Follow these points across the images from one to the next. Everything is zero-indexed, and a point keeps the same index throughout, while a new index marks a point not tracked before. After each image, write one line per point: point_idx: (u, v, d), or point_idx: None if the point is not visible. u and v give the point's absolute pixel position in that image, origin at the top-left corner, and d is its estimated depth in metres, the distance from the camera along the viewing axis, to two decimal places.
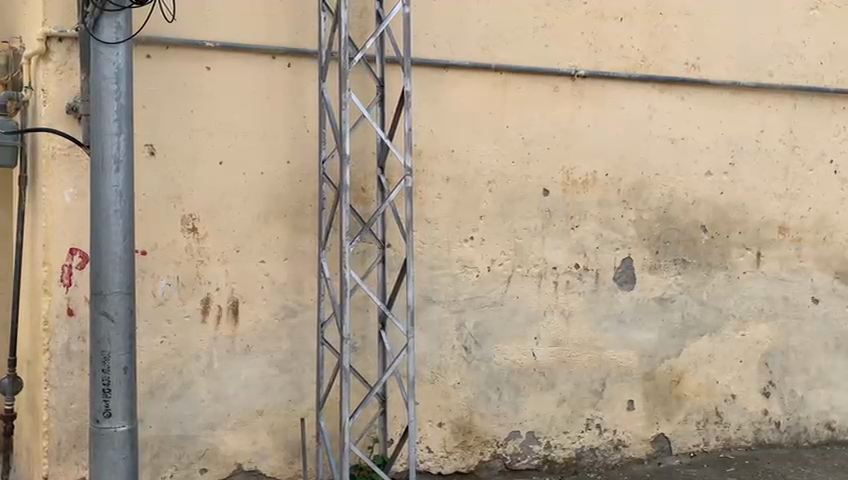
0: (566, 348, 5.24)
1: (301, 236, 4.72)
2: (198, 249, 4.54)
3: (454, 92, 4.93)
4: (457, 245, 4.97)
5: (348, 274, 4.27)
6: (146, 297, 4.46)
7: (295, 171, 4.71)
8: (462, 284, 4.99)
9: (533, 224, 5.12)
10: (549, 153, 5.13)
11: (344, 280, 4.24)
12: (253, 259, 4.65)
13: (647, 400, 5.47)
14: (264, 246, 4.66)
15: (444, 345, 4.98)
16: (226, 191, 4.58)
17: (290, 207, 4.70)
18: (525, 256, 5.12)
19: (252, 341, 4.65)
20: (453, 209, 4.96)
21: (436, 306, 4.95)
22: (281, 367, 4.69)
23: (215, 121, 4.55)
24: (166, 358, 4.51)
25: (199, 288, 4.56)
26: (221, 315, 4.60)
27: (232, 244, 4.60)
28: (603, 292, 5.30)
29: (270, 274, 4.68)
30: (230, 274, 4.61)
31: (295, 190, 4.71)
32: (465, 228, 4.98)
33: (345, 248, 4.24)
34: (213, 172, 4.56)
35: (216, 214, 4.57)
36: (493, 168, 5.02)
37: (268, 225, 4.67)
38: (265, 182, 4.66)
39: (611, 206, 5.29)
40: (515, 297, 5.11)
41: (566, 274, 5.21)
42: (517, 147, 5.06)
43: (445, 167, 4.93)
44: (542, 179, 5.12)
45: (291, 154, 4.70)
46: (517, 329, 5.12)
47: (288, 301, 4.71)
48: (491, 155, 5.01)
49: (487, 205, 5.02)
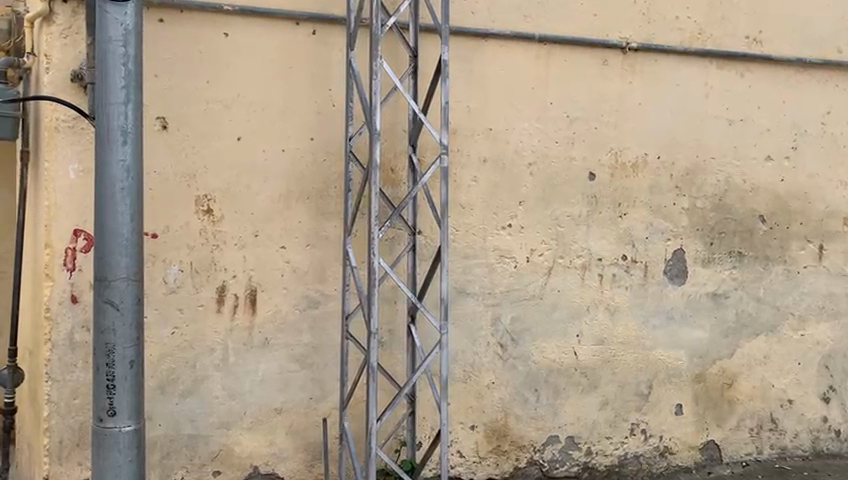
0: (610, 346, 4.82)
1: (325, 221, 4.33)
2: (213, 233, 4.17)
3: (494, 65, 4.50)
4: (493, 233, 4.55)
5: (376, 262, 3.87)
6: (156, 284, 4.09)
7: (319, 149, 4.31)
8: (498, 276, 4.57)
9: (577, 211, 4.69)
10: (595, 133, 4.69)
11: (372, 269, 3.84)
12: (272, 245, 4.26)
13: (697, 404, 5.03)
14: (284, 231, 4.27)
15: (478, 342, 4.57)
16: (244, 170, 4.20)
17: (314, 189, 4.31)
18: (568, 246, 4.69)
19: (270, 334, 4.27)
20: (491, 194, 4.54)
21: (470, 299, 4.54)
22: (301, 363, 4.31)
23: (233, 93, 4.17)
24: (178, 351, 4.15)
25: (213, 276, 4.18)
26: (238, 305, 4.22)
27: (250, 228, 4.22)
28: (651, 287, 4.88)
29: (291, 261, 4.29)
30: (248, 260, 4.23)
31: (320, 170, 4.32)
32: (503, 215, 4.56)
33: (374, 233, 3.85)
34: (230, 149, 4.17)
35: (233, 195, 4.19)
36: (535, 149, 4.59)
37: (290, 207, 4.28)
38: (286, 160, 4.26)
39: (662, 193, 4.85)
40: (556, 291, 4.69)
41: (611, 266, 4.78)
42: (560, 127, 4.63)
43: (483, 147, 4.51)
44: (588, 161, 4.69)
45: (315, 130, 4.30)
46: (557, 325, 4.70)
47: (310, 292, 4.32)
48: (533, 134, 4.59)
49: (527, 189, 4.59)
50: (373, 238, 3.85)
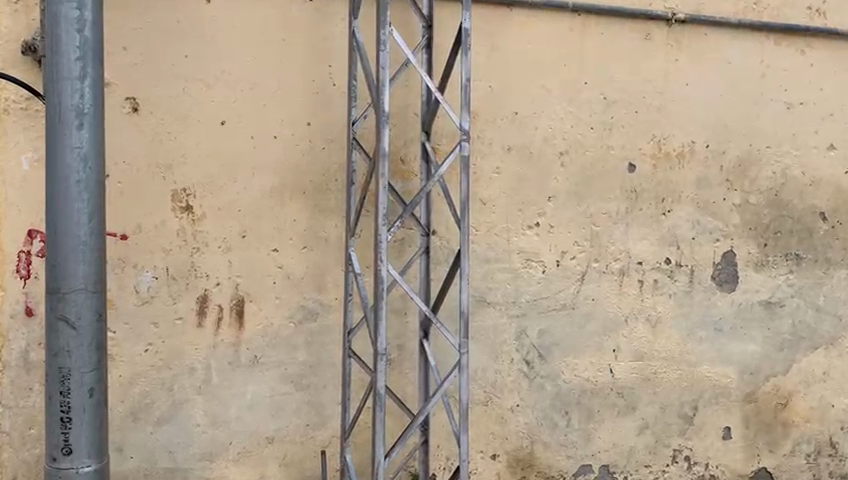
0: (650, 363, 4.22)
1: (324, 219, 3.71)
2: (193, 234, 3.57)
3: (520, 39, 3.89)
4: (518, 233, 3.94)
5: (384, 270, 3.26)
6: (126, 294, 3.50)
7: (318, 135, 3.69)
8: (523, 283, 3.96)
9: (614, 207, 4.08)
10: (636, 118, 4.08)
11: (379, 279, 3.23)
12: (262, 247, 3.65)
13: (748, 427, 4.41)
14: (276, 231, 3.66)
15: (500, 358, 3.96)
16: (229, 160, 3.59)
17: (311, 182, 3.69)
18: (604, 248, 4.07)
19: (260, 351, 3.67)
20: (516, 188, 3.93)
21: (491, 310, 3.93)
22: (296, 384, 3.71)
23: (215, 69, 3.56)
24: (152, 371, 3.55)
25: (193, 284, 3.58)
26: (222, 317, 3.63)
27: (236, 227, 3.61)
28: (698, 294, 4.27)
29: (284, 266, 3.68)
30: (233, 265, 3.62)
31: (318, 160, 3.70)
32: (530, 212, 3.95)
33: (381, 236, 3.23)
34: (213, 135, 3.57)
35: (216, 189, 3.58)
36: (567, 135, 3.98)
37: (283, 203, 3.67)
38: (279, 149, 3.65)
39: (711, 187, 4.23)
40: (589, 300, 4.07)
41: (653, 271, 4.17)
42: (597, 110, 4.01)
43: (507, 133, 3.89)
44: (627, 150, 4.07)
45: (312, 113, 3.69)
46: (591, 339, 4.10)
47: (306, 302, 3.71)
48: (565, 119, 3.97)
49: (557, 182, 3.98)
50: (381, 241, 3.23)
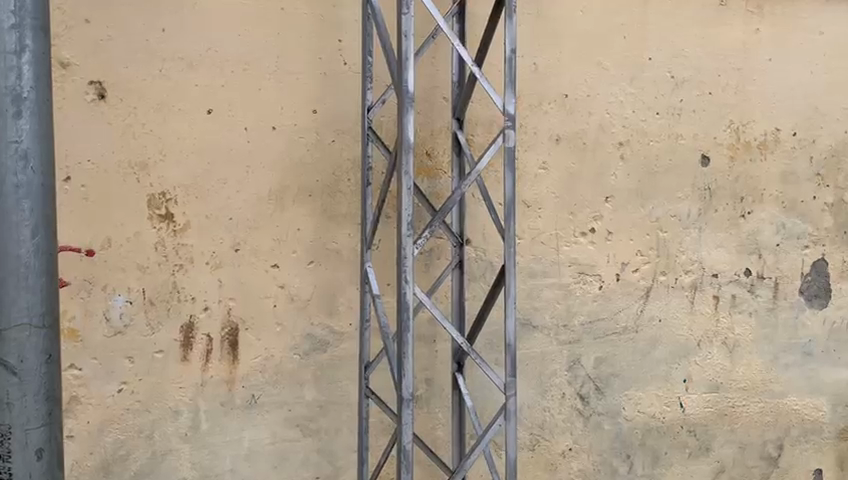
0: (727, 395, 3.51)
1: (334, 228, 3.04)
2: (175, 248, 2.92)
3: (571, 7, 3.22)
4: (570, 241, 3.26)
5: (410, 293, 2.57)
6: (94, 323, 2.86)
7: (326, 126, 3.02)
8: (577, 303, 3.28)
9: (683, 209, 3.39)
10: (710, 101, 3.38)
11: (405, 304, 2.54)
12: (260, 263, 2.98)
13: (842, 469, 3.68)
14: (276, 244, 2.99)
15: (549, 394, 3.29)
16: (218, 156, 2.94)
17: (318, 182, 3.02)
18: (672, 258, 3.39)
19: (259, 389, 3.01)
20: (568, 187, 3.24)
21: (538, 335, 3.26)
22: (303, 428, 3.05)
23: (200, 45, 2.91)
24: (127, 416, 2.90)
25: (176, 309, 2.93)
26: (212, 349, 2.97)
27: (227, 239, 2.95)
28: (783, 312, 3.55)
29: (287, 286, 3.01)
30: (225, 285, 2.96)
31: (327, 156, 3.03)
32: (583, 216, 3.27)
33: (406, 250, 2.55)
34: (198, 126, 2.91)
35: (202, 192, 2.93)
36: (627, 122, 3.29)
37: (285, 209, 3.00)
38: (279, 142, 2.98)
39: (799, 183, 3.51)
40: (655, 321, 3.39)
41: (731, 285, 3.48)
42: (663, 92, 3.32)
43: (556, 121, 3.21)
44: (699, 139, 3.38)
45: (320, 98, 3.02)
46: (657, 367, 3.42)
47: (314, 328, 3.04)
48: (625, 102, 3.28)
49: (616, 179, 3.29)
50: (405, 257, 2.54)
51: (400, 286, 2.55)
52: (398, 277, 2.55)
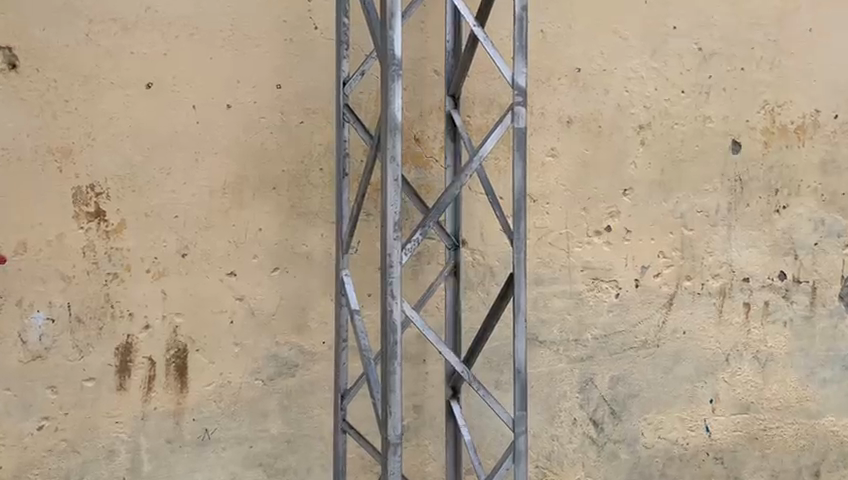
0: (759, 416, 3.04)
1: (302, 228, 2.51)
2: (107, 253, 2.38)
3: None
4: (583, 242, 2.78)
5: (398, 313, 2.03)
6: (8, 346, 2.33)
7: (292, 103, 2.48)
8: (589, 314, 2.81)
9: (711, 202, 2.92)
10: (742, 77, 2.90)
11: (390, 326, 2.01)
12: (213, 270, 2.46)
13: None
14: (232, 247, 2.47)
15: (558, 419, 2.82)
16: (160, 140, 2.40)
17: (284, 172, 2.49)
18: (699, 261, 2.93)
19: (213, 422, 2.49)
20: (579, 177, 2.76)
21: (544, 352, 2.78)
22: (267, 468, 2.53)
23: (136, 4, 2.36)
24: (51, 458, 2.37)
25: (110, 327, 2.40)
26: (155, 376, 2.45)
27: (172, 242, 2.42)
28: (822, 321, 3.07)
29: (246, 298, 2.49)
30: (170, 298, 2.44)
31: (294, 140, 2.49)
32: (598, 213, 2.79)
33: (393, 258, 2.01)
34: (135, 104, 2.38)
35: (141, 185, 2.39)
36: (649, 102, 2.81)
37: (244, 204, 2.47)
38: (235, 123, 2.45)
39: (841, 172, 3.03)
40: (678, 334, 2.93)
41: (764, 291, 3.01)
42: (688, 67, 2.84)
43: (566, 100, 2.73)
44: (730, 123, 2.91)
45: (285, 70, 2.48)
46: (680, 387, 2.95)
47: (281, 349, 2.52)
48: (647, 78, 2.80)
49: (636, 168, 2.82)
50: (392, 266, 2.00)
51: (385, 303, 2.01)
52: (382, 292, 2.02)
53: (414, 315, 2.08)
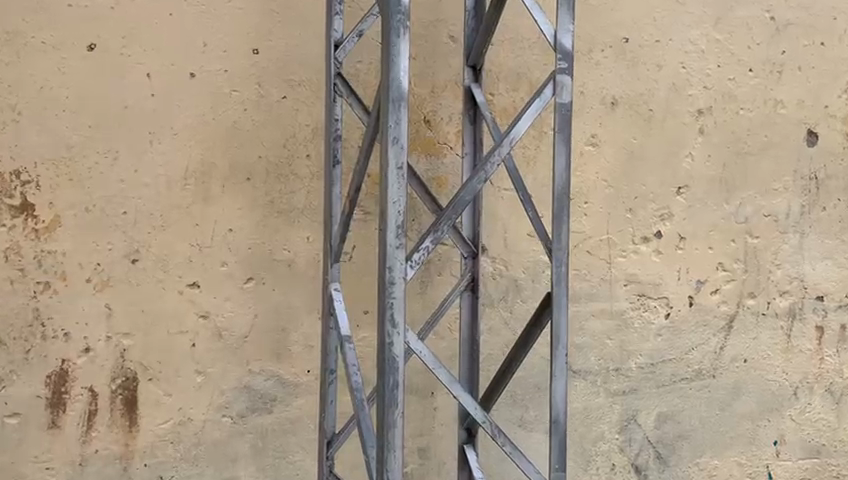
0: (831, 462, 2.53)
1: (283, 228, 2.02)
2: (37, 257, 1.90)
3: None
4: (627, 250, 2.29)
5: (401, 349, 1.48)
6: None
7: (272, 73, 1.99)
8: (634, 339, 2.32)
9: (782, 204, 2.41)
10: (822, 54, 2.39)
11: (390, 365, 1.46)
12: (170, 281, 1.97)
13: None
14: (195, 252, 1.98)
15: (593, 466, 2.33)
16: (105, 117, 1.91)
17: (261, 159, 2.00)
18: (764, 275, 2.43)
19: (169, 469, 2.00)
20: (625, 172, 2.26)
21: (578, 384, 2.30)
22: None
23: None
24: None
25: (40, 351, 1.92)
26: (97, 412, 1.96)
27: (119, 245, 1.94)
28: None
29: (212, 315, 2.00)
30: (117, 315, 1.95)
31: (274, 119, 1.99)
32: (646, 215, 2.29)
33: (395, 275, 1.46)
34: (73, 70, 1.89)
35: (80, 173, 1.91)
36: (709, 82, 2.31)
37: (209, 199, 1.97)
38: (200, 97, 1.96)
39: None
40: (738, 363, 2.43)
41: (841, 311, 2.50)
42: (759, 40, 2.34)
43: (610, 77, 2.23)
44: (806, 108, 2.39)
45: (263, 32, 1.98)
46: (740, 426, 2.45)
47: (255, 378, 2.03)
48: (708, 52, 2.30)
49: (692, 161, 2.32)
50: (393, 283, 1.46)
51: (382, 334, 1.47)
52: (380, 318, 1.48)
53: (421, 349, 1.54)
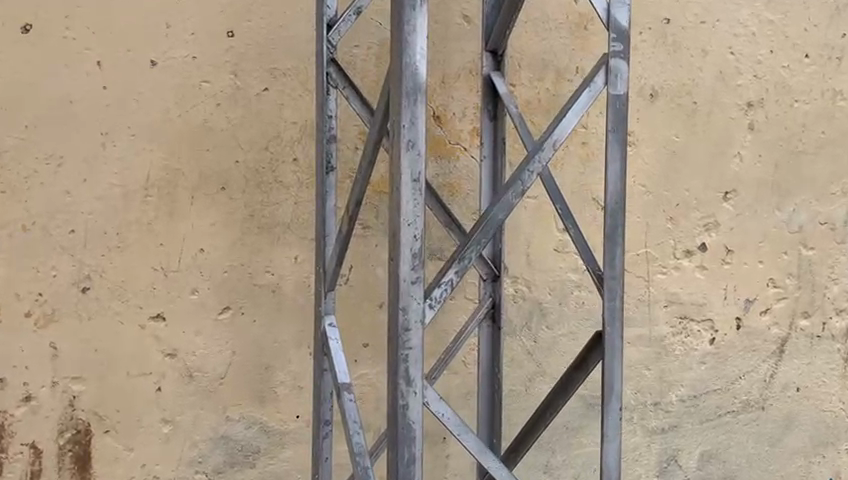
0: None
1: (266, 247, 1.68)
2: None
3: None
4: (667, 266, 1.97)
5: (420, 415, 1.15)
6: None
7: (251, 59, 1.64)
8: (674, 369, 2.01)
9: (841, 210, 2.10)
10: None
11: (405, 435, 1.13)
12: (130, 313, 1.63)
13: None
14: (159, 277, 1.63)
15: None
16: (46, 115, 1.56)
17: (238, 164, 1.65)
18: (820, 291, 2.12)
19: None
20: (665, 175, 1.94)
21: None
22: None
23: None
24: None
25: None
26: (41, 472, 1.61)
27: (66, 271, 1.59)
28: None
29: (181, 353, 1.66)
30: (65, 355, 1.61)
31: (254, 116, 1.65)
32: (689, 225, 1.98)
33: (411, 319, 1.13)
34: (6, 57, 1.54)
35: (16, 183, 1.56)
36: (761, 70, 1.99)
37: (176, 214, 1.63)
38: (163, 90, 1.61)
39: None
40: (791, 392, 2.12)
41: None
42: (816, 22, 2.02)
43: (649, 65, 1.91)
44: None
45: (240, 10, 1.63)
46: (792, 464, 2.15)
47: (234, 428, 1.70)
48: (759, 36, 1.98)
49: (740, 162, 2.01)
50: (408, 330, 1.13)
51: (395, 395, 1.13)
52: (391, 374, 1.14)
53: (443, 412, 1.20)
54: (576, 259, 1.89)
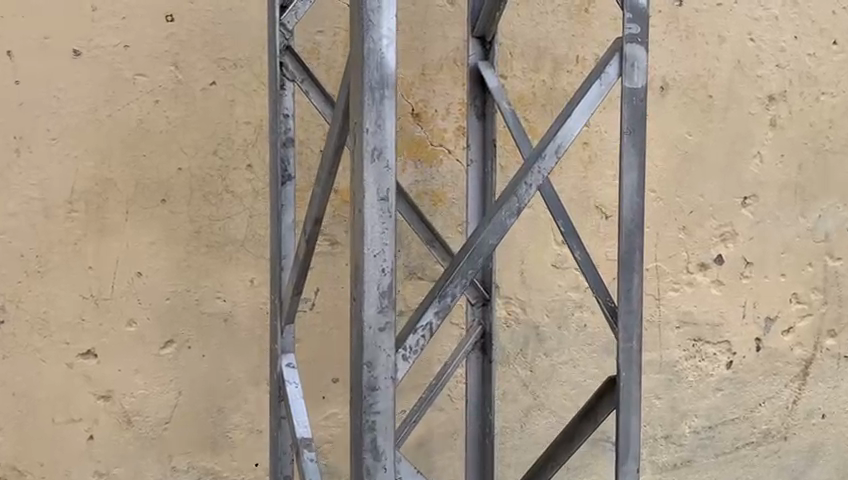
0: None
1: (215, 269, 1.43)
2: None
3: None
4: (680, 282, 1.74)
5: None
6: None
7: (195, 49, 1.39)
8: (688, 397, 1.78)
9: None
10: None
11: None
12: (54, 350, 1.37)
13: None
14: (88, 306, 1.38)
15: None
16: None
17: (181, 173, 1.40)
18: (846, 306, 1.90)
19: None
20: (677, 179, 1.71)
21: None
22: None
23: None
24: None
25: None
26: None
27: None
28: None
29: (117, 395, 1.41)
30: None
31: (200, 116, 1.40)
32: (705, 235, 1.74)
33: (380, 376, 0.89)
34: None
35: None
36: (784, 59, 1.76)
37: (108, 232, 1.38)
38: (90, 85, 1.35)
39: None
40: (816, 420, 1.90)
41: None
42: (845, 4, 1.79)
43: (659, 54, 1.67)
44: None
45: None
46: None
47: None
48: (782, 20, 1.75)
49: (762, 163, 1.77)
50: (375, 390, 0.89)
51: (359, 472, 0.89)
52: (354, 445, 0.90)
53: None
54: (577, 276, 1.66)
